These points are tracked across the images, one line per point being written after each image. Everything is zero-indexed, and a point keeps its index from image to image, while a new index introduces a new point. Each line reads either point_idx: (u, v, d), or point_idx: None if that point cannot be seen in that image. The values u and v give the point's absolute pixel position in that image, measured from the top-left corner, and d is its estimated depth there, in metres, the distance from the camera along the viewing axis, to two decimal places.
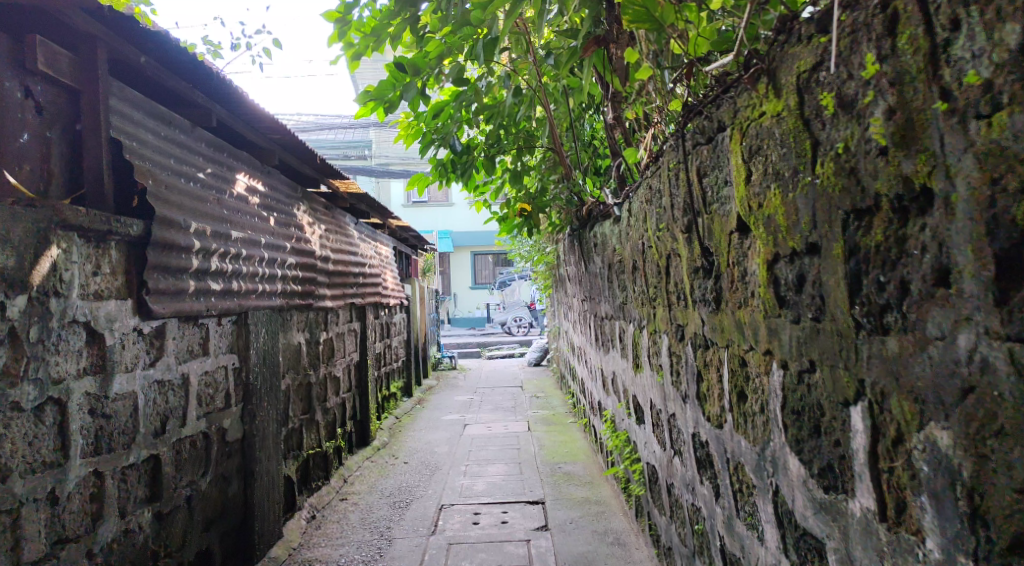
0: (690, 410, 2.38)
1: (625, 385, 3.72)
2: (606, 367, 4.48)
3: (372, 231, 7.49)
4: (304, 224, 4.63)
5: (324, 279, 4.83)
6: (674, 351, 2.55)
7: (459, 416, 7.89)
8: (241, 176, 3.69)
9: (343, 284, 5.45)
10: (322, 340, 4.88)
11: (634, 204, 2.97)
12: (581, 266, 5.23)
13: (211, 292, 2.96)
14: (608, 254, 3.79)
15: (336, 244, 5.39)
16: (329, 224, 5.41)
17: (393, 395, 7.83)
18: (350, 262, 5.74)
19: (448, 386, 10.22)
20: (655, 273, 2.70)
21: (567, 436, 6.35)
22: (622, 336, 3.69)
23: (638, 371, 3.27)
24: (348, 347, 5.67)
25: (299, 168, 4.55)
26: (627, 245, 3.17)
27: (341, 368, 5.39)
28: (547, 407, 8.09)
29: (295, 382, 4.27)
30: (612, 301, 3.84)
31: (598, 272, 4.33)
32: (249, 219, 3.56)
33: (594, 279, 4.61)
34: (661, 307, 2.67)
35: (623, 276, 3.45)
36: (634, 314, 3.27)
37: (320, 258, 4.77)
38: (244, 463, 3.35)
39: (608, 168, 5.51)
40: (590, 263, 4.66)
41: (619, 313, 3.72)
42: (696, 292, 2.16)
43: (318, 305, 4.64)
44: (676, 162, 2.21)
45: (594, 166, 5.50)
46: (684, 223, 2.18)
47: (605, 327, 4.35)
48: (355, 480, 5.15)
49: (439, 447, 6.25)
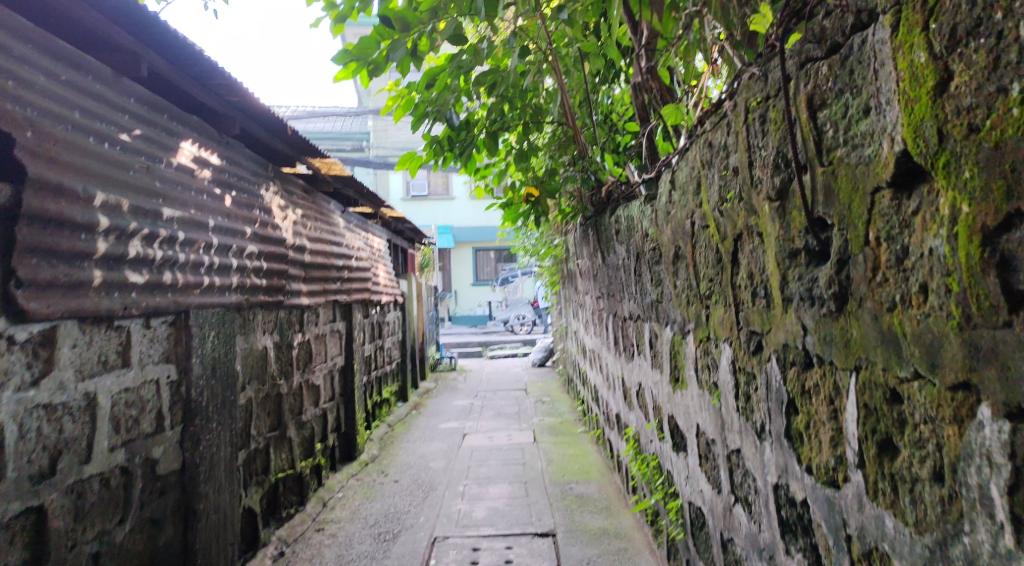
0: (771, 453, 1.70)
1: (656, 401, 3.03)
2: (627, 377, 3.80)
3: (361, 222, 6.82)
4: (274, 208, 3.95)
5: (300, 271, 4.15)
6: (741, 367, 1.87)
7: (458, 424, 7.19)
8: (187, 144, 3.02)
9: (325, 279, 4.77)
10: (297, 343, 4.21)
11: (680, 172, 2.30)
12: (597, 257, 4.55)
13: (131, 287, 2.29)
14: (636, 242, 3.12)
15: (316, 233, 4.70)
16: (307, 210, 4.73)
17: (384, 401, 7.15)
18: (334, 254, 5.06)
19: (446, 390, 9.51)
20: (712, 262, 2.03)
21: (578, 450, 5.65)
22: (653, 341, 3.01)
23: (679, 387, 2.59)
24: (330, 350, 4.99)
25: (267, 142, 3.88)
26: (666, 227, 2.50)
27: (321, 374, 4.71)
28: (554, 414, 7.39)
29: (259, 394, 3.58)
30: (640, 299, 3.17)
31: (620, 265, 3.65)
32: (194, 196, 2.89)
33: (614, 273, 3.93)
34: (720, 306, 2.00)
35: (657, 267, 2.77)
36: (673, 315, 2.59)
37: (294, 248, 4.09)
38: (184, 500, 2.69)
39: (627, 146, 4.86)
40: (609, 254, 3.98)
41: (648, 314, 3.03)
42: (791, 285, 1.49)
43: (290, 302, 3.96)
44: (760, 99, 1.55)
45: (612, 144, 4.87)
46: (773, 186, 1.51)
47: (627, 329, 3.67)
48: (336, 503, 4.46)
49: (433, 462, 5.56)
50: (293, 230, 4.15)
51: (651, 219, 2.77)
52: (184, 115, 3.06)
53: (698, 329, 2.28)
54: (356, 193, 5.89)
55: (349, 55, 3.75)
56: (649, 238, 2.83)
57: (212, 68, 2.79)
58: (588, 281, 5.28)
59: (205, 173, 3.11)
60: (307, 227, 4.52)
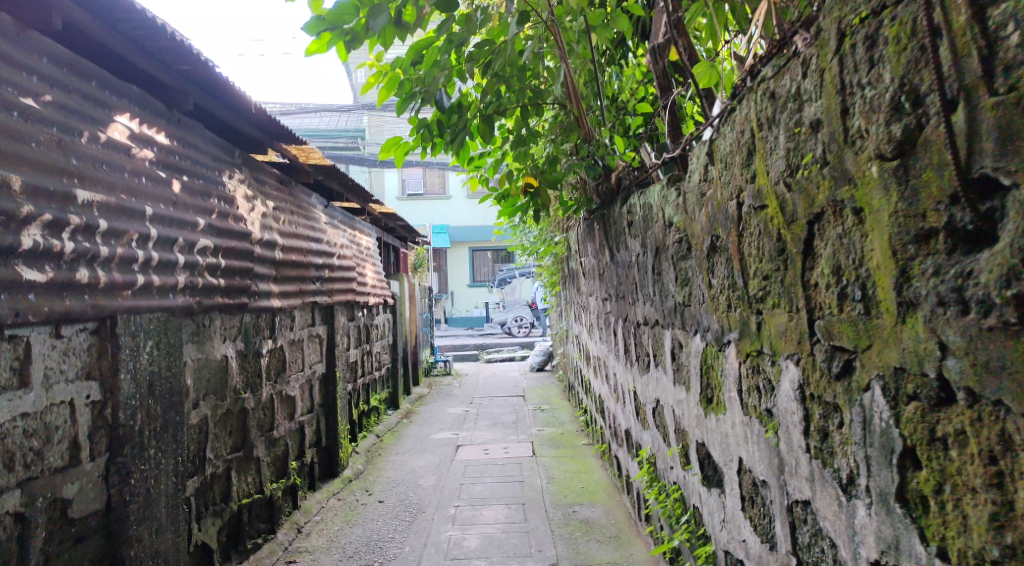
0: (869, 517, 1.22)
1: (680, 423, 2.56)
2: (640, 390, 3.33)
3: (347, 217, 6.34)
4: (238, 197, 3.46)
5: (269, 270, 3.66)
6: (817, 392, 1.40)
7: (451, 434, 6.70)
8: (125, 118, 2.54)
9: (301, 279, 4.29)
10: (267, 350, 3.72)
11: (720, 142, 1.84)
12: (604, 254, 4.07)
13: (27, 286, 1.83)
14: (654, 234, 2.65)
15: (291, 226, 4.22)
16: (281, 201, 4.25)
17: (372, 409, 6.66)
18: (313, 251, 4.57)
19: (441, 396, 9.04)
20: (769, 253, 1.57)
21: (581, 466, 5.16)
22: (676, 352, 2.54)
23: (714, 410, 2.12)
24: (308, 356, 4.51)
25: (231, 122, 3.40)
26: (698, 211, 2.04)
27: (296, 384, 4.23)
28: (554, 423, 6.91)
29: (218, 411, 3.10)
30: (659, 301, 2.70)
31: (633, 263, 3.19)
32: (127, 178, 2.41)
33: (624, 272, 3.46)
34: (781, 311, 1.54)
35: (683, 264, 2.31)
36: (706, 321, 2.13)
37: (263, 244, 3.60)
38: (107, 547, 2.21)
39: (638, 131, 4.39)
40: (619, 252, 3.51)
41: (670, 320, 2.57)
42: (916, 282, 1.03)
43: (257, 304, 3.47)
44: (866, 15, 1.08)
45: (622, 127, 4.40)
46: (886, 137, 1.05)
47: (641, 337, 3.20)
48: (312, 530, 3.98)
49: (423, 480, 5.07)
50: (262, 223, 3.66)
51: (676, 205, 2.31)
52: (120, 83, 2.58)
53: (743, 339, 1.81)
54: (339, 185, 5.41)
55: (322, 24, 3.12)
56: (673, 229, 2.36)
57: (151, 25, 2.32)
58: (593, 281, 4.81)
59: (147, 152, 2.64)
60: (280, 219, 4.03)
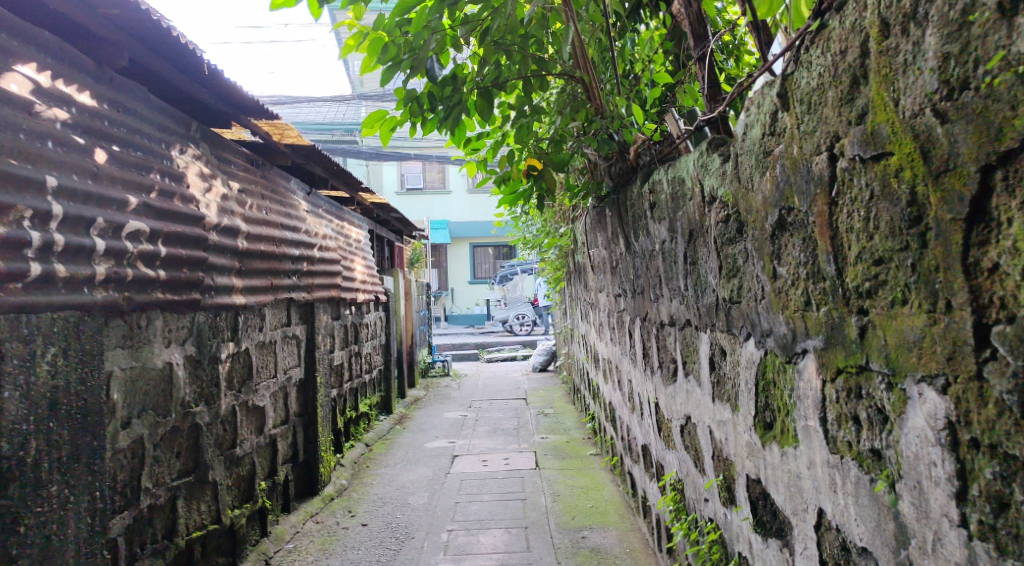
0: None
1: (720, 451, 2.05)
2: (662, 402, 2.81)
3: (334, 207, 5.84)
4: (190, 175, 2.95)
5: (230, 260, 3.16)
6: (988, 440, 0.90)
7: (447, 442, 6.18)
8: (29, 68, 2.05)
9: (273, 272, 3.78)
10: (227, 355, 3.21)
11: (796, 74, 1.32)
12: (616, 244, 3.56)
13: None
14: (687, 212, 2.14)
15: (261, 212, 3.71)
16: (250, 184, 3.74)
17: (361, 416, 6.15)
18: (289, 242, 4.06)
19: (438, 399, 8.52)
20: (892, 225, 1.05)
21: (588, 481, 4.64)
22: (715, 362, 2.03)
23: (775, 442, 1.61)
24: (281, 361, 4.00)
25: (183, 87, 2.90)
26: (757, 177, 1.53)
27: (265, 392, 3.72)
28: (558, 430, 6.39)
29: (160, 430, 2.61)
30: (692, 298, 2.19)
31: (654, 251, 2.67)
32: (22, 141, 1.91)
33: (643, 264, 2.94)
34: (912, 311, 1.02)
35: (729, 248, 1.80)
36: (763, 323, 1.61)
37: (221, 231, 3.09)
38: None
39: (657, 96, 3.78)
40: (636, 241, 3.00)
41: (707, 320, 2.06)
42: None
43: (212, 302, 2.97)
44: None
45: (638, 100, 3.87)
46: None
47: (666, 341, 2.68)
48: (282, 560, 3.47)
49: (413, 497, 4.57)
50: (221, 206, 3.15)
51: (722, 172, 1.80)
52: (26, 25, 2.07)
53: (829, 349, 1.31)
54: (321, 169, 4.90)
55: None
56: (716, 206, 1.85)
57: None
58: (603, 275, 4.29)
59: (60, 111, 2.13)
60: (247, 204, 3.52)
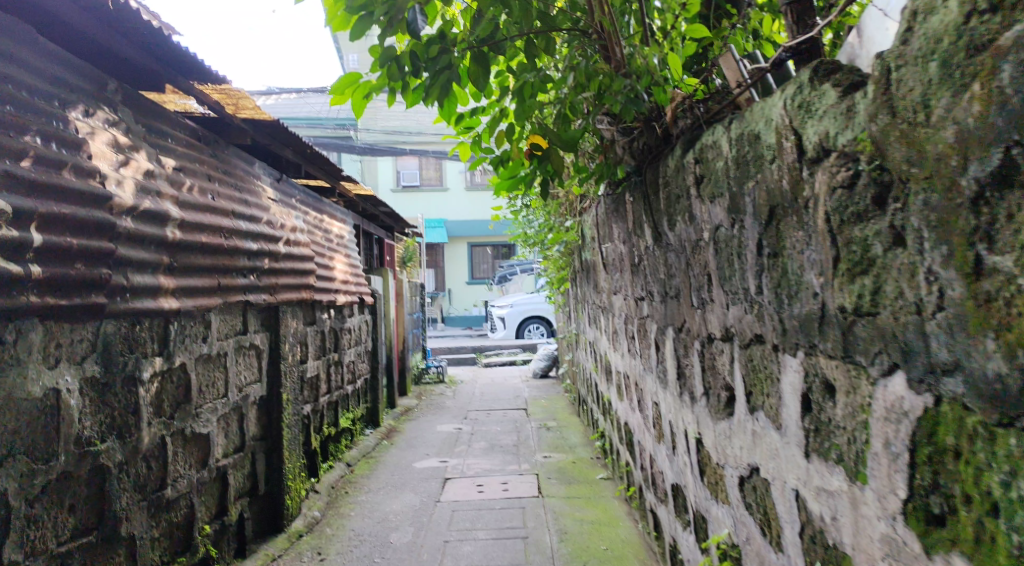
0: None
1: (818, 531, 1.39)
2: (707, 438, 2.15)
3: (310, 196, 5.17)
4: (98, 145, 2.29)
5: (155, 255, 2.51)
6: None
7: (438, 462, 5.51)
8: None
9: (221, 268, 3.10)
10: (154, 374, 2.55)
11: None
12: (640, 234, 2.90)
13: None
14: (767, 179, 1.48)
15: (204, 195, 3.04)
16: (193, 162, 3.08)
17: (343, 431, 5.49)
18: (244, 232, 3.39)
19: (431, 409, 7.85)
20: None
21: (601, 515, 3.98)
22: (815, 401, 1.37)
23: (960, 553, 0.96)
24: (235, 376, 3.34)
25: (88, 32, 2.24)
26: (946, 98, 0.88)
27: (212, 415, 3.06)
28: (563, 447, 5.73)
29: (42, 480, 1.95)
30: (769, 305, 1.53)
31: (700, 241, 2.01)
32: None
33: (680, 258, 2.30)
34: None
35: (855, 230, 1.15)
36: (935, 351, 0.97)
37: (141, 216, 2.43)
38: None
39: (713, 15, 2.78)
40: (671, 230, 2.34)
41: (801, 339, 1.40)
42: None
43: (127, 307, 2.31)
44: None
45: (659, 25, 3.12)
46: None
47: (716, 361, 2.03)
48: None
49: (396, 534, 3.90)
50: (143, 186, 2.50)
51: (848, 110, 1.15)
52: None
53: None
54: (291, 150, 4.24)
55: None
56: (830, 164, 1.20)
57: None
58: (619, 274, 3.64)
59: None
60: (184, 185, 2.87)
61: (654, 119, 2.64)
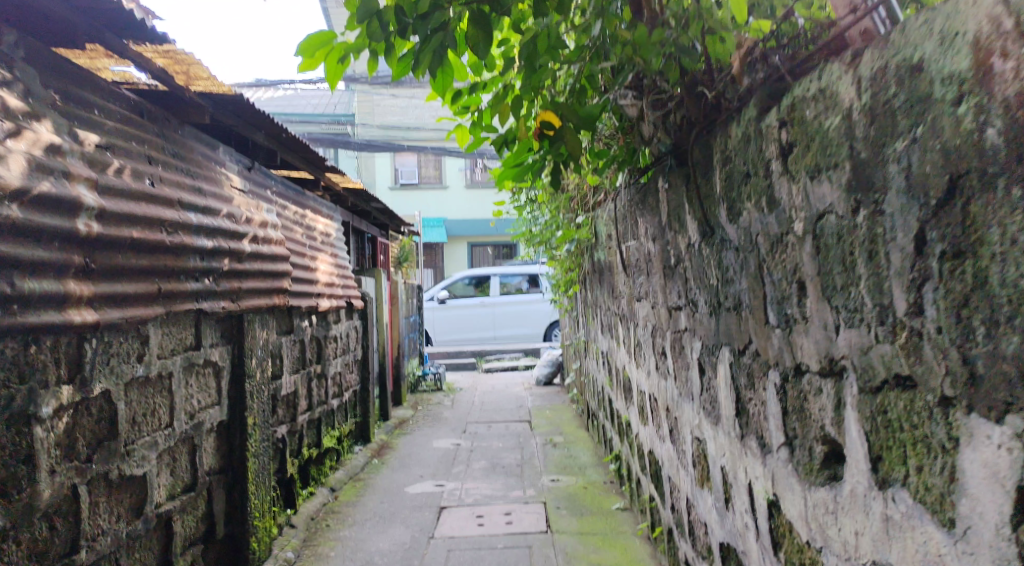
0: None
1: None
2: (787, 505, 1.58)
3: (289, 188, 4.58)
4: None
5: (62, 254, 1.96)
6: None
7: (434, 485, 4.93)
8: None
9: (161, 271, 2.51)
10: (57, 409, 1.98)
11: None
12: (679, 230, 2.34)
13: None
14: (947, 132, 0.92)
15: (139, 182, 2.46)
16: (126, 142, 2.49)
17: (327, 451, 4.92)
18: (195, 228, 2.79)
19: (428, 421, 7.28)
20: None
21: (621, 558, 3.41)
22: None
23: None
24: (184, 399, 2.76)
25: None
26: None
27: (151, 451, 2.49)
28: (572, 469, 5.17)
29: None
30: (940, 334, 0.97)
31: (789, 236, 1.45)
32: None
33: (745, 259, 1.73)
34: None
35: None
36: None
37: (38, 204, 1.88)
38: None
39: None
40: (734, 223, 1.77)
41: (1019, 394, 0.84)
42: None
43: (11, 324, 1.75)
44: None
45: None
46: None
47: (810, 402, 1.45)
48: None
49: None
50: (45, 165, 1.94)
51: None
52: None
53: None
54: (262, 134, 3.66)
55: None
56: None
57: None
58: (645, 278, 3.08)
59: None
60: (113, 167, 2.32)
61: (703, 82, 2.08)
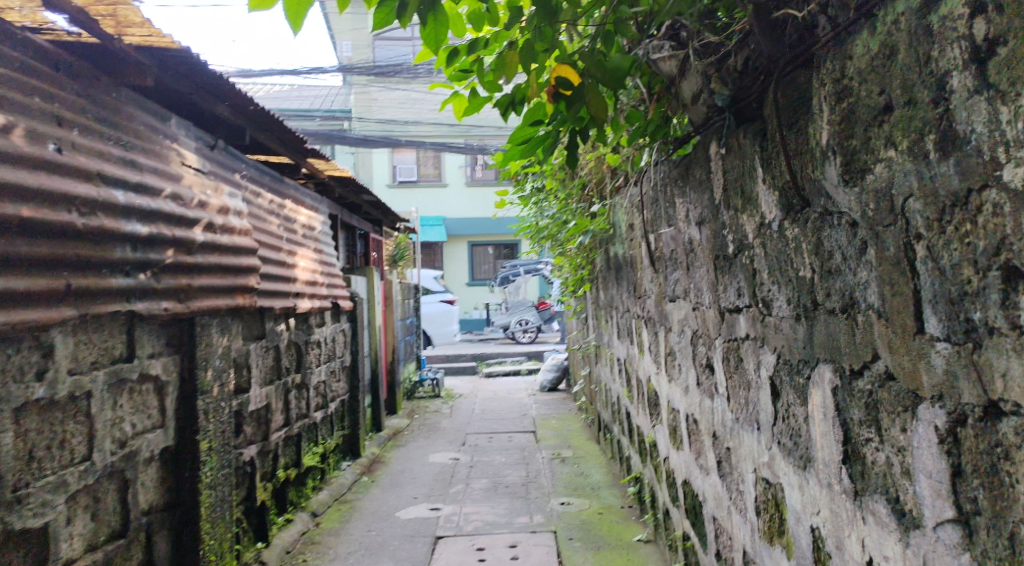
0: None
1: None
2: None
3: (264, 174, 4.02)
4: None
5: None
6: None
7: (429, 509, 4.37)
8: None
9: (70, 263, 1.95)
10: None
11: None
12: (744, 208, 1.80)
13: None
14: None
15: (37, 149, 1.89)
16: (24, 97, 1.93)
17: (309, 471, 4.35)
18: (123, 210, 2.22)
19: (425, 432, 6.72)
20: None
21: None
22: None
23: None
24: (110, 423, 2.20)
25: None
26: None
27: (58, 495, 1.93)
28: (585, 489, 4.62)
29: None
30: None
31: (986, 193, 0.90)
32: None
33: (877, 238, 1.18)
34: None
35: None
36: None
37: None
38: None
39: None
40: (854, 188, 1.22)
41: None
42: None
43: None
44: None
45: None
46: None
47: (1016, 461, 0.89)
48: None
49: None
50: None
51: None
52: None
53: None
54: (224, 105, 3.09)
55: None
56: None
57: None
58: (684, 273, 2.54)
59: None
60: None
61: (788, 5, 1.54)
